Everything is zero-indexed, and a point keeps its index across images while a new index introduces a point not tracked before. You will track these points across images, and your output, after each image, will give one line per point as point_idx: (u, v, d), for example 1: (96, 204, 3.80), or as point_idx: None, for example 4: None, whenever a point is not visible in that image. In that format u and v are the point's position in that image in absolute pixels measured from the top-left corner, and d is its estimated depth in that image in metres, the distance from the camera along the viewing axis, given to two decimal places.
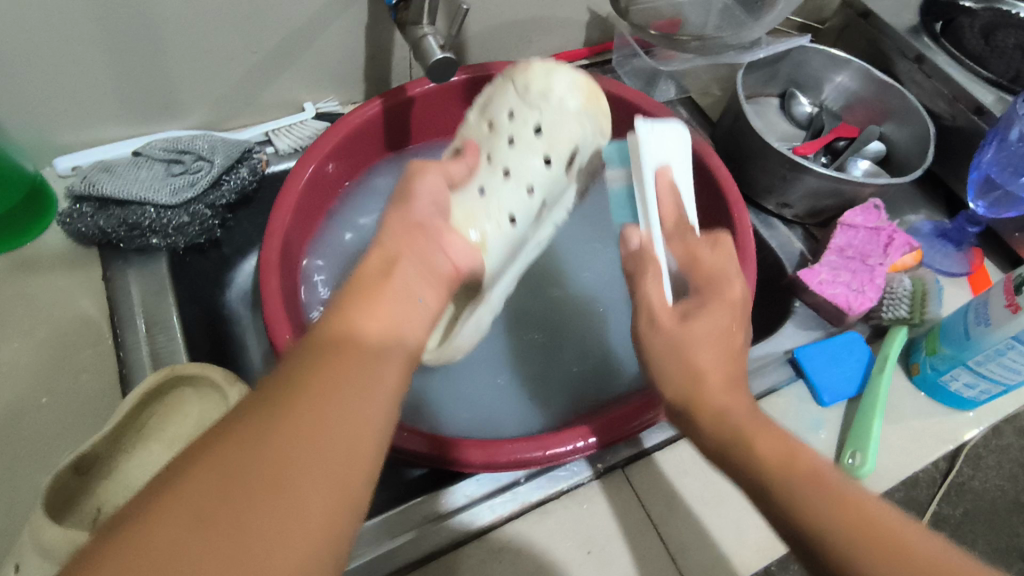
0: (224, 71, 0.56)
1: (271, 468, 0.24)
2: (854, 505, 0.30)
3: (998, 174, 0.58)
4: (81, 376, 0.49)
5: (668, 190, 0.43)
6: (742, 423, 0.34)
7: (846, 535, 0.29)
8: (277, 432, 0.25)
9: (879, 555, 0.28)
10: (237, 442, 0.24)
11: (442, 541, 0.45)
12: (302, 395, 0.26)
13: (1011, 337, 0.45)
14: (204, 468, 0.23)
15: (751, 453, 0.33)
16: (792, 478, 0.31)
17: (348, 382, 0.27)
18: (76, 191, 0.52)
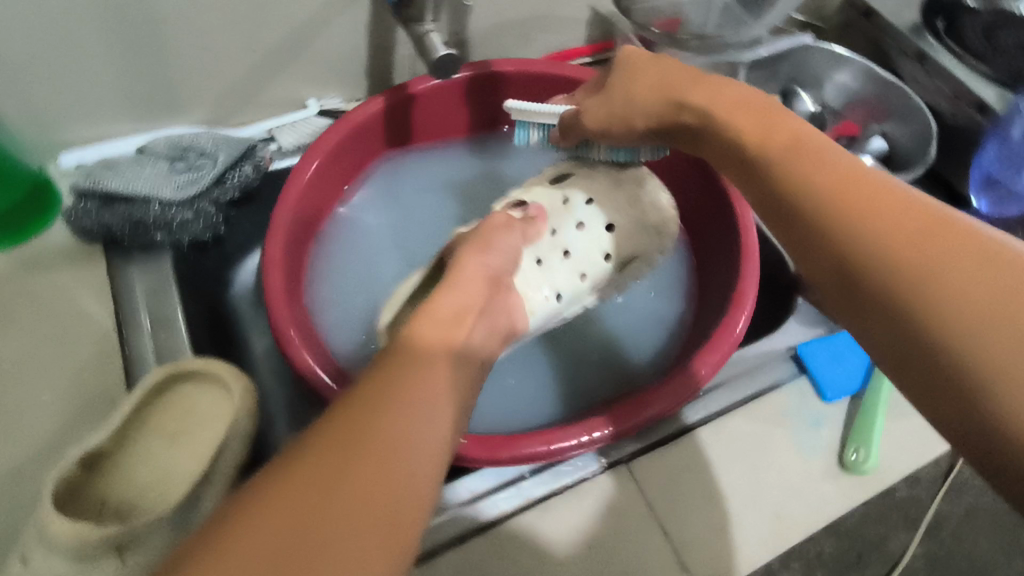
0: (228, 68, 0.56)
1: (350, 490, 0.25)
2: (963, 261, 0.28)
3: (999, 172, 0.60)
4: (85, 372, 0.49)
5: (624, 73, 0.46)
6: (819, 196, 0.33)
7: (951, 291, 0.28)
8: (343, 456, 0.25)
9: (985, 308, 0.27)
10: (320, 466, 0.25)
11: (447, 536, 0.45)
12: (358, 423, 0.27)
13: None
14: (288, 495, 0.24)
15: (835, 216, 0.32)
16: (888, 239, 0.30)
17: (403, 407, 0.28)
18: (79, 188, 0.52)
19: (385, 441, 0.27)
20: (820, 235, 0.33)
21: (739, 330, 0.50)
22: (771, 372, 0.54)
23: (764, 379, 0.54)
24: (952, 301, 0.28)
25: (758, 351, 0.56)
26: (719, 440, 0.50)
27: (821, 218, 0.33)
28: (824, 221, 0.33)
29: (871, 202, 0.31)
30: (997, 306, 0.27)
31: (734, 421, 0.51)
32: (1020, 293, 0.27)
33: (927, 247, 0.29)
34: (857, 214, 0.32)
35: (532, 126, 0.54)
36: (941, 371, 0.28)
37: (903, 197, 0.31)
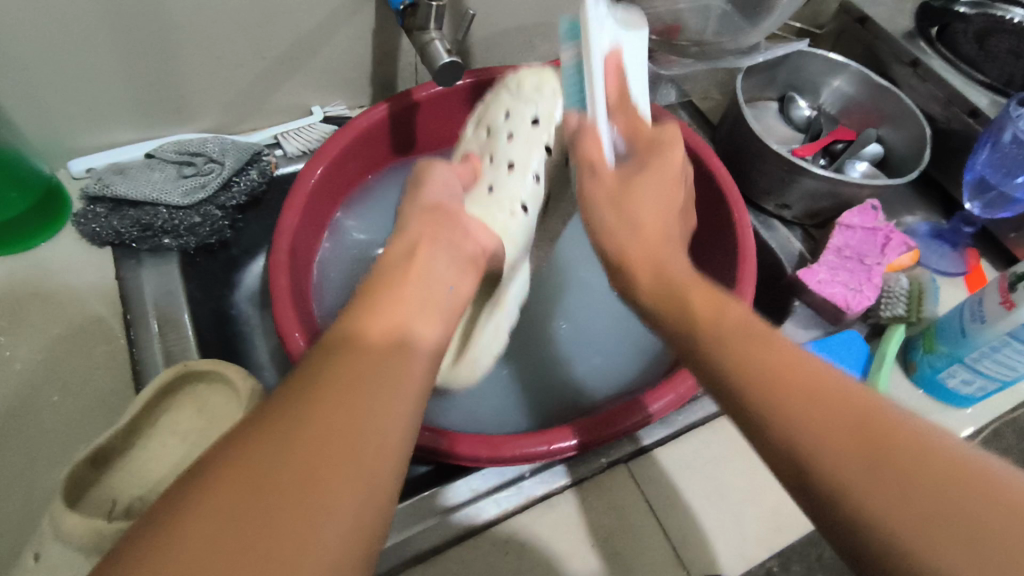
0: (235, 75, 0.57)
1: (275, 517, 0.23)
2: (797, 369, 0.29)
3: (993, 175, 0.60)
4: (94, 373, 0.50)
5: (614, 71, 0.43)
6: (678, 289, 0.35)
7: (777, 399, 0.28)
8: (272, 482, 0.24)
9: (807, 415, 0.27)
10: (246, 473, 0.24)
11: (450, 535, 0.46)
12: (285, 441, 0.25)
13: (1006, 334, 0.47)
14: (212, 507, 0.23)
15: (687, 316, 0.33)
16: (761, 373, 0.29)
17: (336, 420, 0.26)
18: (90, 193, 0.54)
19: (320, 465, 0.25)
20: (713, 381, 0.31)
21: None
22: None
23: None
24: (813, 435, 0.26)
25: None
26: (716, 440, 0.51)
27: (709, 360, 0.31)
28: (707, 365, 0.31)
29: (751, 351, 0.30)
30: (857, 425, 0.26)
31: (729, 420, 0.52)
32: (825, 385, 0.28)
33: (817, 393, 0.27)
34: (719, 352, 0.31)
35: (573, 67, 0.44)
36: (815, 488, 0.26)
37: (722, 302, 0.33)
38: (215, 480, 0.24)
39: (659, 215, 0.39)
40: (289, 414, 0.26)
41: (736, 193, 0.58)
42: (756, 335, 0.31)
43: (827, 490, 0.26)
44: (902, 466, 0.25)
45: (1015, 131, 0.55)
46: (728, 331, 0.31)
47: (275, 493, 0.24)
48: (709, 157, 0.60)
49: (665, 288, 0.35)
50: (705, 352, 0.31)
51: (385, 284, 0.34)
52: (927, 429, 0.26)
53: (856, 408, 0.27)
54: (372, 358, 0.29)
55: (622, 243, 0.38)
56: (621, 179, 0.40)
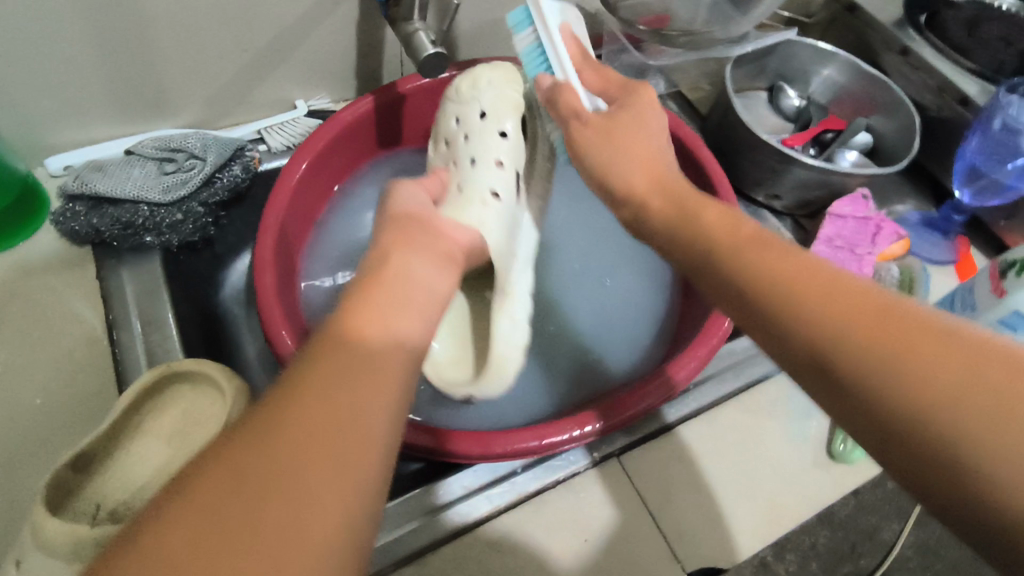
0: (217, 68, 0.56)
1: (257, 513, 0.22)
2: (914, 326, 0.26)
3: (984, 163, 0.59)
4: (77, 375, 0.49)
5: (569, 38, 0.45)
6: (753, 263, 0.31)
7: (876, 360, 0.26)
8: (256, 478, 0.23)
9: (883, 363, 0.25)
10: (233, 456, 0.23)
11: (441, 534, 0.45)
12: (270, 440, 0.24)
13: (998, 321, 0.46)
14: (197, 493, 0.22)
15: (793, 312, 0.28)
16: (785, 275, 0.29)
17: (315, 423, 0.24)
18: (68, 191, 0.52)
19: (300, 466, 0.23)
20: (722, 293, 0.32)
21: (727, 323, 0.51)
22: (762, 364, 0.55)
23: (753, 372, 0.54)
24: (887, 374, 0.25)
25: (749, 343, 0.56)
26: (709, 432, 0.51)
27: (711, 268, 0.32)
28: (717, 280, 0.32)
29: (771, 274, 0.30)
30: (955, 365, 0.25)
31: (724, 411, 0.52)
32: (940, 347, 0.25)
33: (834, 288, 0.28)
34: (760, 278, 0.30)
35: (528, 48, 0.46)
36: (917, 441, 0.25)
37: (823, 281, 0.28)
38: (191, 486, 0.23)
39: (650, 151, 0.39)
40: (271, 414, 0.25)
41: (726, 183, 0.57)
42: (719, 242, 0.33)
43: (838, 380, 0.27)
44: (926, 353, 0.25)
45: (1005, 118, 0.55)
46: (745, 242, 0.32)
47: (252, 497, 0.23)
48: (697, 147, 0.59)
49: (730, 252, 0.32)
50: (717, 253, 0.32)
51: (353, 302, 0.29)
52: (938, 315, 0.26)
53: (884, 311, 0.27)
54: (354, 357, 0.27)
55: (613, 175, 0.39)
56: (607, 118, 0.41)
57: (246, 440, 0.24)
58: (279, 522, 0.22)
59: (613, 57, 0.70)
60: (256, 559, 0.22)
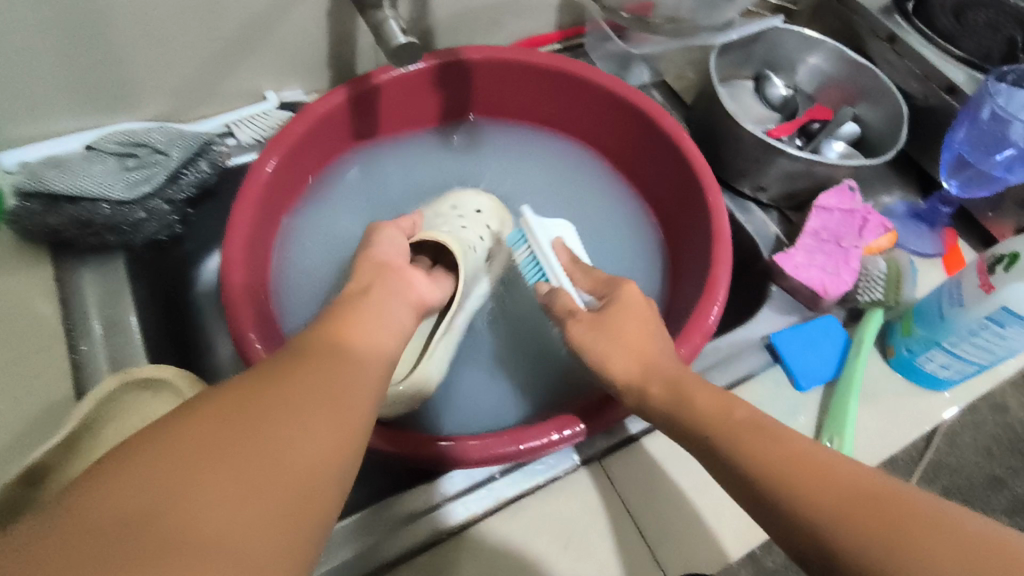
0: (180, 58, 0.53)
1: (252, 440, 0.26)
2: (873, 499, 0.31)
3: (970, 153, 0.58)
4: (34, 380, 0.47)
5: (562, 248, 0.56)
6: (731, 423, 0.37)
7: (842, 521, 0.31)
8: (249, 417, 0.27)
9: (868, 529, 0.30)
10: (238, 396, 0.28)
11: (418, 541, 0.44)
12: (263, 393, 0.29)
13: (985, 317, 0.45)
14: (201, 421, 0.26)
15: (757, 463, 0.35)
16: (771, 463, 0.34)
17: (303, 388, 0.30)
18: (21, 186, 0.49)
19: (296, 409, 0.29)
20: (722, 467, 0.37)
21: (712, 319, 0.49)
22: (747, 361, 0.54)
23: (738, 369, 0.53)
24: (855, 539, 0.30)
25: (733, 339, 0.55)
26: None
27: (712, 447, 0.37)
28: (723, 466, 0.36)
29: (751, 447, 0.35)
30: (903, 523, 0.29)
31: None
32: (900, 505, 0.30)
33: (819, 470, 0.33)
34: (758, 465, 0.34)
35: (528, 262, 0.57)
36: None
37: (795, 451, 0.34)
38: (194, 416, 0.27)
39: (647, 340, 0.44)
40: (267, 379, 0.30)
41: (710, 175, 0.56)
42: (732, 417, 0.37)
43: (827, 545, 0.31)
44: (907, 535, 0.29)
45: (994, 107, 0.55)
46: (739, 426, 0.37)
47: (249, 426, 0.27)
48: (682, 138, 0.57)
49: (744, 486, 0.35)
50: (712, 435, 0.37)
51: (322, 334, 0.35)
52: (892, 485, 0.31)
53: (850, 486, 0.32)
54: (339, 354, 0.33)
55: (612, 364, 0.44)
56: (597, 316, 0.47)
57: (252, 385, 0.29)
58: (264, 450, 0.26)
59: (598, 46, 0.70)
60: (242, 458, 0.26)
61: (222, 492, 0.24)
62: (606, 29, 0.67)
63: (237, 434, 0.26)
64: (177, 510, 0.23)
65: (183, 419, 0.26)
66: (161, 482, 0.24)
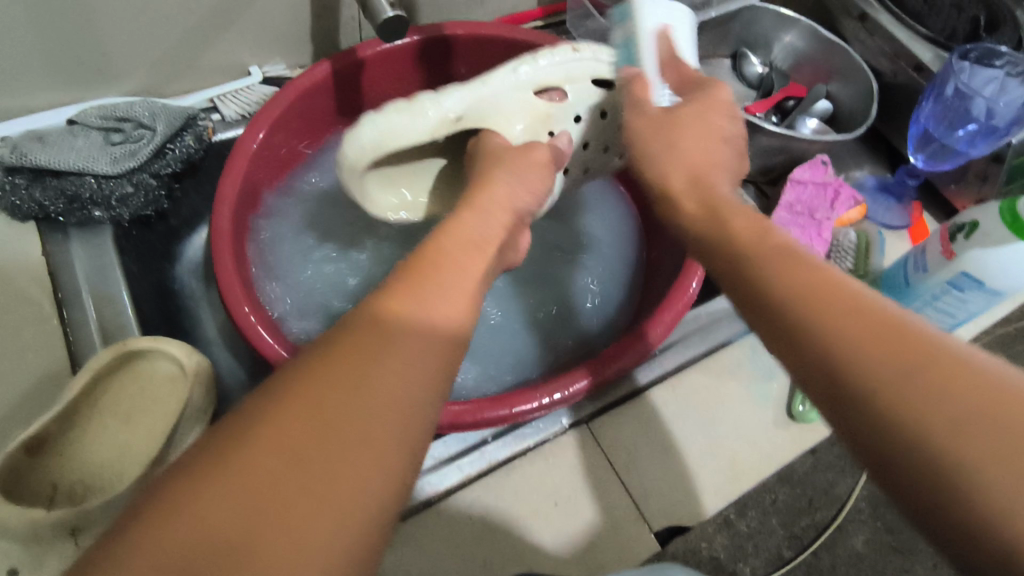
0: (161, 32, 0.52)
1: (315, 483, 0.22)
2: (909, 341, 0.24)
3: (936, 128, 0.61)
4: (26, 355, 0.47)
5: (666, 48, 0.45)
6: (779, 250, 0.29)
7: (863, 344, 0.24)
8: (326, 424, 0.23)
9: (889, 359, 0.24)
10: (293, 416, 0.23)
11: (415, 501, 0.45)
12: (340, 380, 0.24)
13: (946, 282, 0.48)
14: (263, 457, 0.22)
15: (771, 287, 0.28)
16: (848, 325, 0.25)
17: (388, 374, 0.25)
18: (4, 161, 0.49)
19: (368, 419, 0.24)
20: (764, 316, 0.28)
21: (692, 289, 0.50)
22: (725, 329, 0.56)
23: (716, 336, 0.55)
24: (875, 375, 0.24)
25: (713, 310, 0.57)
26: (673, 396, 0.52)
27: (756, 277, 0.29)
28: (745, 283, 0.29)
29: (825, 295, 0.26)
30: (939, 373, 0.23)
31: (687, 375, 0.53)
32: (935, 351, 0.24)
33: (874, 313, 0.25)
34: (833, 321, 0.25)
35: (619, 44, 0.47)
36: (872, 435, 0.23)
37: (844, 285, 0.26)
38: (252, 449, 0.22)
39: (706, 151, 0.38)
40: (345, 361, 0.25)
41: None
42: (792, 258, 0.28)
43: (905, 428, 0.23)
44: (935, 382, 0.23)
45: (957, 84, 0.57)
46: (796, 267, 0.28)
47: (311, 461, 0.23)
48: None
49: (751, 296, 0.29)
50: (756, 265, 0.29)
51: (397, 286, 0.29)
52: (997, 370, 0.23)
53: (942, 365, 0.23)
54: (425, 331, 0.27)
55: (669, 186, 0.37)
56: (665, 112, 0.40)
57: (316, 388, 0.24)
58: (339, 462, 0.23)
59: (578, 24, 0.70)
60: (305, 508, 0.22)
61: (298, 515, 0.22)
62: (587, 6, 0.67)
63: (313, 448, 0.23)
64: (252, 539, 0.21)
65: (237, 457, 0.22)
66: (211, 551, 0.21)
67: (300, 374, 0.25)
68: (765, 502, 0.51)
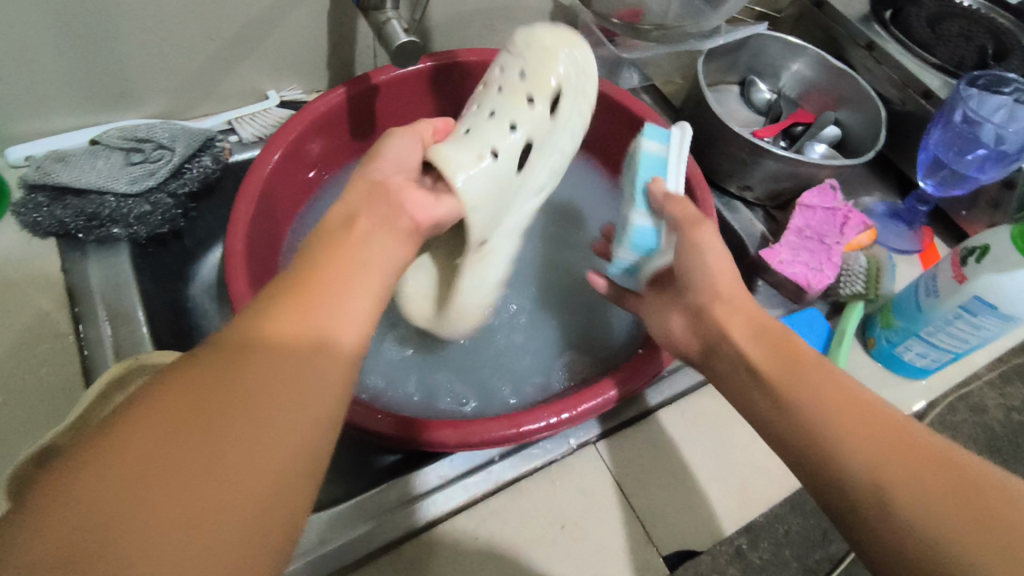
0: (183, 58, 0.54)
1: (195, 476, 0.22)
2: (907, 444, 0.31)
3: (945, 155, 0.61)
4: (41, 369, 0.48)
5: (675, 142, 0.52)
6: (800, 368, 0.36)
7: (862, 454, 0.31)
8: (199, 411, 0.24)
9: (901, 469, 0.30)
10: (172, 411, 0.23)
11: (419, 522, 0.45)
12: (218, 378, 0.25)
13: (959, 307, 0.48)
14: (138, 451, 0.22)
15: (793, 399, 0.35)
16: (852, 438, 0.32)
17: (273, 371, 0.26)
18: (30, 181, 0.51)
19: (251, 412, 0.24)
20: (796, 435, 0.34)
21: None
22: None
23: None
24: (882, 481, 0.30)
25: None
26: (681, 419, 0.52)
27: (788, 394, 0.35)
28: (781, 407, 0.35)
29: (876, 445, 0.31)
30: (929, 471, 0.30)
31: (694, 400, 0.53)
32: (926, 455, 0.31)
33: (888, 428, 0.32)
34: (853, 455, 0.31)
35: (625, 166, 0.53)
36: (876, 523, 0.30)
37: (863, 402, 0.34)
38: (124, 444, 0.22)
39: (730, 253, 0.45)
40: (227, 359, 0.26)
41: (700, 175, 0.58)
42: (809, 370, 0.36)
43: (868, 492, 0.30)
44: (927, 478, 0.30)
45: (966, 110, 0.57)
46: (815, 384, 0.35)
47: (190, 457, 0.22)
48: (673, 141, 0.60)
49: (780, 389, 0.35)
50: (782, 388, 0.35)
51: (273, 297, 0.29)
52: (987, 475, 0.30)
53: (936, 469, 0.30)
54: (299, 339, 0.27)
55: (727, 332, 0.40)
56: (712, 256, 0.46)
57: (191, 388, 0.24)
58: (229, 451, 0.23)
59: None
60: (182, 504, 0.21)
61: (171, 493, 0.21)
62: (598, 35, 0.69)
63: (189, 433, 0.23)
64: (136, 527, 0.21)
65: (109, 446, 0.22)
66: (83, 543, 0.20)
67: (178, 376, 0.25)
68: (776, 531, 0.48)
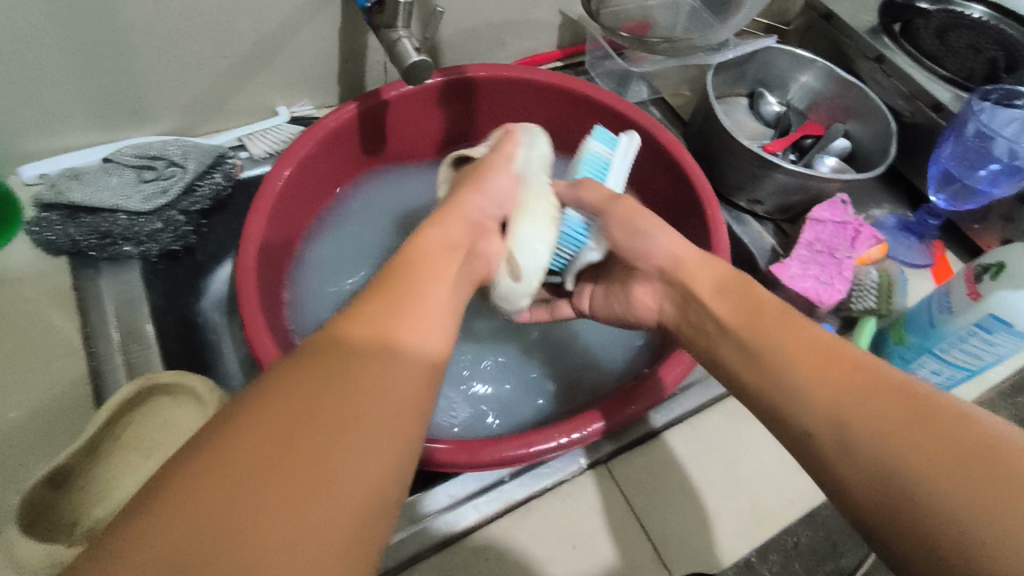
0: (194, 75, 0.55)
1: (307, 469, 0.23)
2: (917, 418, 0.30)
3: (956, 168, 0.61)
4: (54, 387, 0.48)
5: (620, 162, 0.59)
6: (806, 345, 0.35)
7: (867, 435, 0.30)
8: (294, 427, 0.24)
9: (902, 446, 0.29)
10: (284, 405, 0.24)
11: (429, 543, 0.45)
12: (319, 386, 0.25)
13: (972, 324, 0.47)
14: (256, 440, 0.23)
15: (798, 377, 0.34)
16: (856, 415, 0.31)
17: (374, 380, 0.27)
18: (43, 200, 0.52)
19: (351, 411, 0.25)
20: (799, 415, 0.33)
21: None
22: None
23: None
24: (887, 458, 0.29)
25: None
26: (692, 436, 0.51)
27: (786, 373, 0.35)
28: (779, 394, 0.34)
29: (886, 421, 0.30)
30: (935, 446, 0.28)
31: (705, 417, 0.53)
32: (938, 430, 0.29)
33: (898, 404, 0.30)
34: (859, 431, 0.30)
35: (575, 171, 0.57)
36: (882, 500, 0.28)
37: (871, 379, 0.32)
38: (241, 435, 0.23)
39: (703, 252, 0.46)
40: (325, 361, 0.27)
41: (710, 190, 0.57)
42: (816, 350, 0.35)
43: (862, 468, 0.29)
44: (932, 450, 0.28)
45: (979, 124, 0.57)
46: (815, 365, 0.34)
47: (300, 447, 0.23)
48: (682, 155, 0.59)
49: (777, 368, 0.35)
50: (780, 370, 0.35)
51: (361, 308, 0.30)
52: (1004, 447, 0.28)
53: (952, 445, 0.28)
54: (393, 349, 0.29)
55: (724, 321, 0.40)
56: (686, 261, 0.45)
57: (300, 386, 0.25)
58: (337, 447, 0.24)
59: (597, 64, 0.71)
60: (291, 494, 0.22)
61: (276, 502, 0.22)
62: (605, 48, 0.68)
63: (297, 440, 0.23)
64: (256, 513, 0.22)
65: (229, 435, 0.23)
66: (205, 526, 0.21)
67: (285, 373, 0.26)
68: (786, 545, 0.47)
